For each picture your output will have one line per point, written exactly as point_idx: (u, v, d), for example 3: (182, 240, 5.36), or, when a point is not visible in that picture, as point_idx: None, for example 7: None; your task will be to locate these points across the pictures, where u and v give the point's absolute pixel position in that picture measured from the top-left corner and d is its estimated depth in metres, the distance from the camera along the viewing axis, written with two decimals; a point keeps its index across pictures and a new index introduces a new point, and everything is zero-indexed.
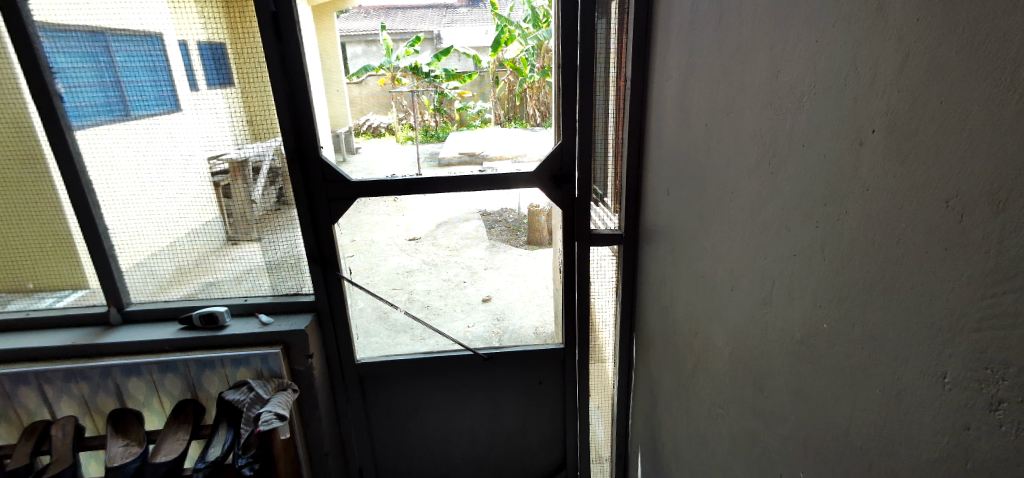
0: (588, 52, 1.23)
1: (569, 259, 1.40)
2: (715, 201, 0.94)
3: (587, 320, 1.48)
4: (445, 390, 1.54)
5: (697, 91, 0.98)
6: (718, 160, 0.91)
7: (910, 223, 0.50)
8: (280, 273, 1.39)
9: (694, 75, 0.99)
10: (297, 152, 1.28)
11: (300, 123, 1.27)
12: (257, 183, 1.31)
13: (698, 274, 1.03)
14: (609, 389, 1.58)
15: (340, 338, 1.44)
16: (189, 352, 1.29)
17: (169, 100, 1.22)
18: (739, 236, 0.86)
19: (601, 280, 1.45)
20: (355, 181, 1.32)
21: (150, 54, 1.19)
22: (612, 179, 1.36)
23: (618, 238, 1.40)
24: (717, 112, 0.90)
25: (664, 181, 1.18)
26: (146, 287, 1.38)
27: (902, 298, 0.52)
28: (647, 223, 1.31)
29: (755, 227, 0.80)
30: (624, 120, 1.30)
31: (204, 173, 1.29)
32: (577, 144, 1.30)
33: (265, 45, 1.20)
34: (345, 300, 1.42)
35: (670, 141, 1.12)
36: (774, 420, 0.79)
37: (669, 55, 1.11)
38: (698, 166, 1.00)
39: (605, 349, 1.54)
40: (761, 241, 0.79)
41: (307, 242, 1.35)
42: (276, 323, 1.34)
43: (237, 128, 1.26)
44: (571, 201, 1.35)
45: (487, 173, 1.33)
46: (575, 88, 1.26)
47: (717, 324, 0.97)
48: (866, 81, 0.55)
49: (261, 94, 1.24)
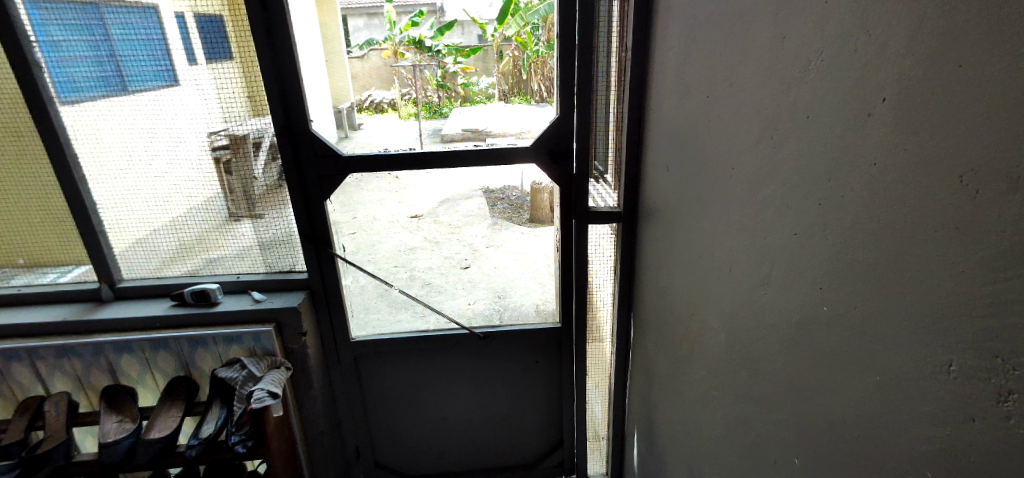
0: (587, 20, 1.17)
1: (566, 238, 1.37)
2: (714, 178, 0.90)
3: (585, 300, 1.45)
4: (440, 368, 1.53)
5: (699, 62, 0.93)
6: (717, 135, 0.87)
7: (918, 201, 0.46)
8: (276, 252, 1.37)
9: (696, 46, 0.94)
10: (286, 126, 1.24)
11: (289, 96, 1.23)
12: (258, 159, 1.28)
13: (696, 253, 1.00)
14: (607, 368, 1.56)
15: (333, 317, 1.42)
16: (180, 329, 1.27)
17: (168, 74, 1.18)
18: (736, 216, 0.83)
19: (600, 260, 1.41)
20: (345, 157, 1.28)
21: (146, 27, 1.15)
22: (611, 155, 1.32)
23: (616, 216, 1.36)
24: (719, 83, 0.85)
25: (664, 158, 1.14)
26: (139, 263, 1.37)
27: (908, 283, 0.48)
28: (646, 200, 1.26)
29: (754, 203, 0.76)
30: (625, 94, 1.25)
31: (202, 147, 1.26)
32: (574, 119, 1.26)
33: (250, 15, 1.14)
34: (339, 279, 1.39)
35: (670, 115, 1.07)
36: (768, 404, 0.77)
37: (671, 25, 1.06)
38: (697, 141, 0.95)
39: (603, 328, 1.51)
40: (760, 221, 0.76)
41: (299, 219, 1.32)
42: (269, 300, 1.33)
43: (234, 104, 1.23)
44: (569, 177, 1.31)
45: (483, 148, 1.28)
46: (572, 60, 1.20)
47: (715, 305, 0.94)
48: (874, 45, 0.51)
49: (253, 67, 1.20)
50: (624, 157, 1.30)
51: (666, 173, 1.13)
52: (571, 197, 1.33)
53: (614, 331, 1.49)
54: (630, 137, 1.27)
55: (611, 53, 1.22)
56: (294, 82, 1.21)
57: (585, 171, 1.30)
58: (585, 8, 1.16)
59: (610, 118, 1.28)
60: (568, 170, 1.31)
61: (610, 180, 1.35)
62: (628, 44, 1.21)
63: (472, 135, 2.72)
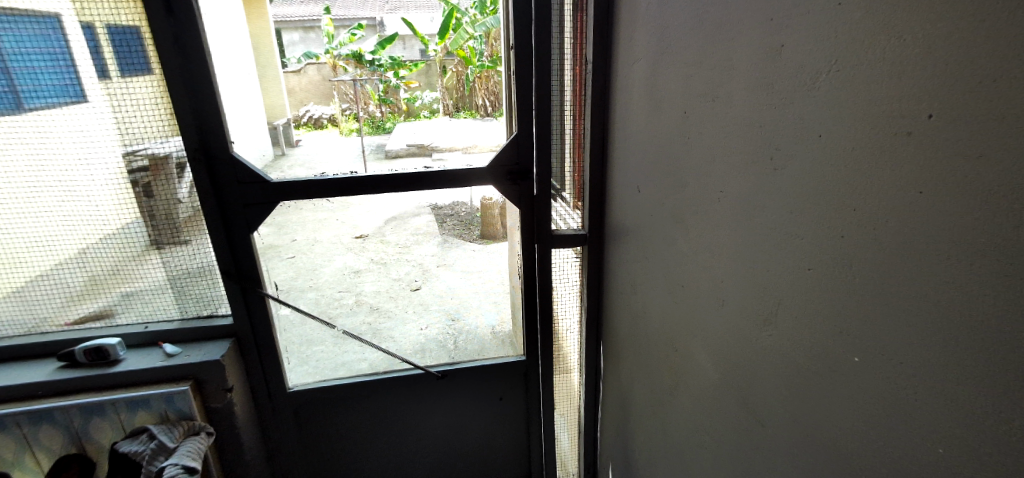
0: (543, 29, 1.08)
1: (526, 263, 1.27)
2: (693, 199, 0.82)
3: (550, 329, 1.34)
4: (392, 414, 1.36)
5: (670, 73, 0.85)
6: (696, 153, 0.79)
7: (962, 241, 0.38)
8: (194, 295, 1.17)
9: (665, 56, 0.86)
10: (202, 149, 1.06)
11: (202, 114, 1.05)
12: (182, 183, 1.08)
13: (674, 280, 0.92)
14: (576, 400, 1.45)
15: (266, 365, 1.23)
16: (72, 396, 1.05)
17: (73, 88, 0.99)
18: (717, 241, 0.74)
19: (563, 285, 1.31)
20: (274, 182, 1.11)
21: (47, 36, 0.96)
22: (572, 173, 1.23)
23: (581, 239, 1.26)
24: (694, 96, 0.77)
25: (631, 176, 1.05)
26: (17, 318, 1.12)
27: (952, 339, 0.39)
28: (614, 220, 1.17)
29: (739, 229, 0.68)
30: (585, 108, 1.16)
31: (99, 176, 1.05)
32: (532, 136, 1.16)
33: (153, 19, 0.97)
34: (270, 321, 1.21)
35: (638, 131, 0.99)
36: (769, 457, 0.68)
37: (633, 34, 0.98)
38: (672, 159, 0.87)
39: (570, 359, 1.40)
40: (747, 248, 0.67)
41: (220, 255, 1.14)
42: (185, 352, 1.12)
43: (155, 119, 1.04)
44: (529, 199, 1.21)
45: (433, 169, 1.16)
46: (528, 72, 1.11)
47: (699, 338, 0.85)
48: (882, 55, 0.43)
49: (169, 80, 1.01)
50: (586, 175, 1.21)
51: (634, 192, 1.04)
52: (531, 219, 1.23)
53: (581, 361, 1.38)
54: (592, 153, 1.18)
55: (569, 65, 1.14)
56: (207, 98, 1.04)
57: (545, 191, 1.20)
58: (540, 17, 1.07)
59: (570, 134, 1.19)
60: (526, 191, 1.20)
61: (572, 199, 1.25)
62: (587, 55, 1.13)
63: (418, 150, 2.53)
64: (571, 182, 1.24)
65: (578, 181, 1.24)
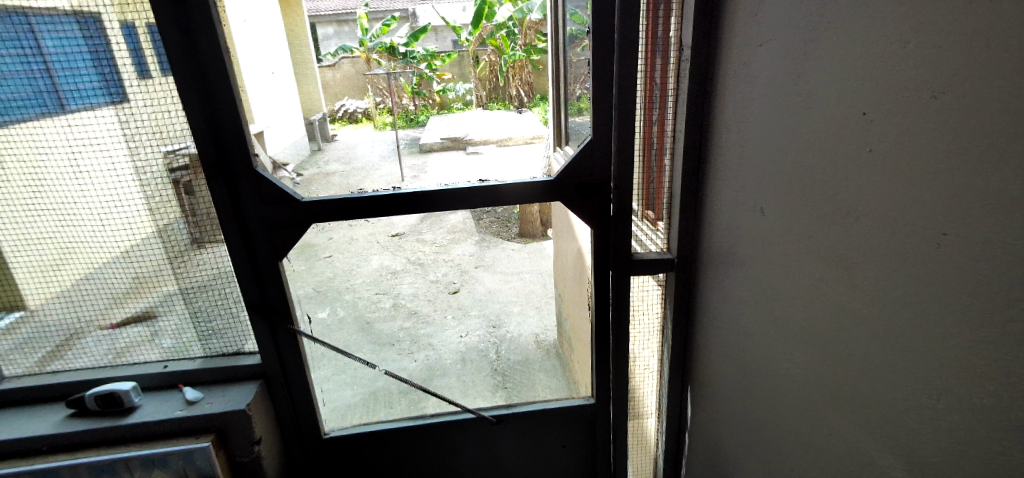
0: (630, 10, 0.86)
1: (600, 292, 1.06)
2: (865, 239, 0.59)
3: (625, 370, 1.14)
4: (439, 463, 1.19)
5: (827, 63, 0.62)
6: (875, 176, 0.56)
7: None
8: (214, 326, 1.03)
9: (818, 40, 0.63)
10: (221, 166, 0.90)
11: (219, 124, 0.87)
12: (194, 196, 0.92)
13: (819, 339, 0.69)
14: (651, 449, 1.25)
15: (299, 411, 1.08)
16: (80, 452, 0.92)
17: (115, 90, 0.85)
18: (906, 305, 0.53)
19: (642, 315, 1.11)
20: (305, 201, 0.94)
21: (84, 36, 0.82)
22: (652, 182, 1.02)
23: (667, 265, 1.04)
24: (879, 96, 0.54)
25: (744, 195, 0.83)
26: (27, 355, 1.01)
27: None
28: (712, 246, 0.95)
29: (949, 295, 0.48)
30: (679, 107, 0.95)
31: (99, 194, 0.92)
32: (611, 144, 0.95)
33: (159, 11, 0.80)
34: (302, 361, 1.05)
35: (762, 139, 0.77)
36: None
37: (757, 12, 0.75)
38: (824, 179, 0.65)
39: (646, 403, 1.21)
40: (984, 321, 0.45)
41: (245, 287, 0.98)
42: (206, 400, 0.98)
43: (165, 123, 0.88)
44: (605, 219, 1.00)
45: (490, 185, 0.97)
46: (610, 63, 0.90)
47: (863, 425, 0.62)
48: None
49: (182, 81, 0.84)
50: (676, 189, 0.99)
51: (752, 214, 0.82)
52: (609, 242, 1.02)
53: (662, 406, 1.18)
54: (686, 163, 0.96)
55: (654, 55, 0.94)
56: (228, 106, 0.87)
57: (626, 210, 0.99)
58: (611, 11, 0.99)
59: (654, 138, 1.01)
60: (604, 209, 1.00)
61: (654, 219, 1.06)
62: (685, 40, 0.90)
63: None
64: (658, 197, 1.04)
65: (666, 196, 1.03)
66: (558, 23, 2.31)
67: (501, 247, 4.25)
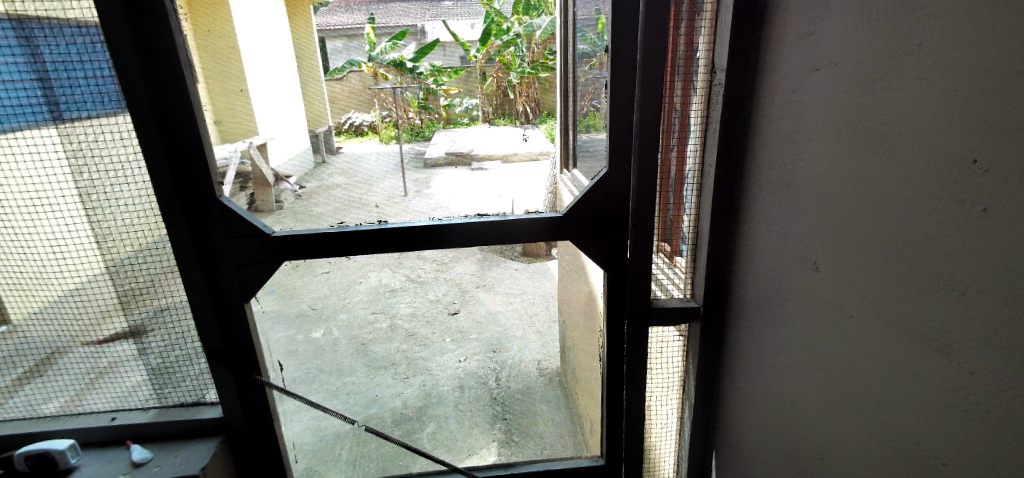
0: (654, 24, 0.75)
1: (613, 343, 0.93)
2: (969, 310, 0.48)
3: (640, 431, 0.99)
4: None
5: (917, 92, 0.51)
6: (994, 236, 0.44)
7: None
8: (168, 376, 0.90)
9: (906, 65, 0.52)
10: (180, 196, 0.78)
11: (180, 148, 0.76)
12: (143, 229, 0.81)
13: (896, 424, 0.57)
14: None
15: (267, 471, 0.94)
16: None
17: (115, 102, 0.74)
18: (928, 341, 0.52)
19: (660, 369, 0.98)
20: (278, 237, 0.82)
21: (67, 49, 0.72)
22: (670, 216, 0.92)
23: (691, 314, 0.91)
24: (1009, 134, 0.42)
25: (798, 241, 0.71)
26: None
27: None
28: (751, 296, 0.83)
29: (978, 328, 0.47)
30: (710, 135, 0.83)
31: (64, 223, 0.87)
32: (631, 174, 0.83)
33: (111, 18, 0.68)
34: (272, 416, 0.91)
35: (826, 179, 0.64)
36: None
37: (816, 31, 0.64)
38: (911, 234, 0.53)
39: (663, 467, 1.06)
40: (983, 319, 0.46)
41: (208, 332, 0.85)
42: (156, 462, 0.84)
43: (110, 148, 0.77)
44: (621, 262, 0.88)
45: (491, 220, 0.85)
46: (630, 84, 0.78)
47: None
48: None
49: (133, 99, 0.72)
50: (704, 227, 0.87)
51: (809, 265, 0.69)
52: (625, 287, 0.89)
53: (681, 471, 1.04)
54: (716, 198, 0.84)
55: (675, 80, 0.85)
56: (190, 126, 0.75)
57: (645, 249, 0.87)
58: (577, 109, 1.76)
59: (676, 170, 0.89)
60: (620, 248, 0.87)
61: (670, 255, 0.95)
62: (718, 58, 0.79)
63: None
64: (679, 231, 0.93)
65: (692, 234, 0.90)
66: (566, 39, 2.22)
67: (503, 267, 4.13)
